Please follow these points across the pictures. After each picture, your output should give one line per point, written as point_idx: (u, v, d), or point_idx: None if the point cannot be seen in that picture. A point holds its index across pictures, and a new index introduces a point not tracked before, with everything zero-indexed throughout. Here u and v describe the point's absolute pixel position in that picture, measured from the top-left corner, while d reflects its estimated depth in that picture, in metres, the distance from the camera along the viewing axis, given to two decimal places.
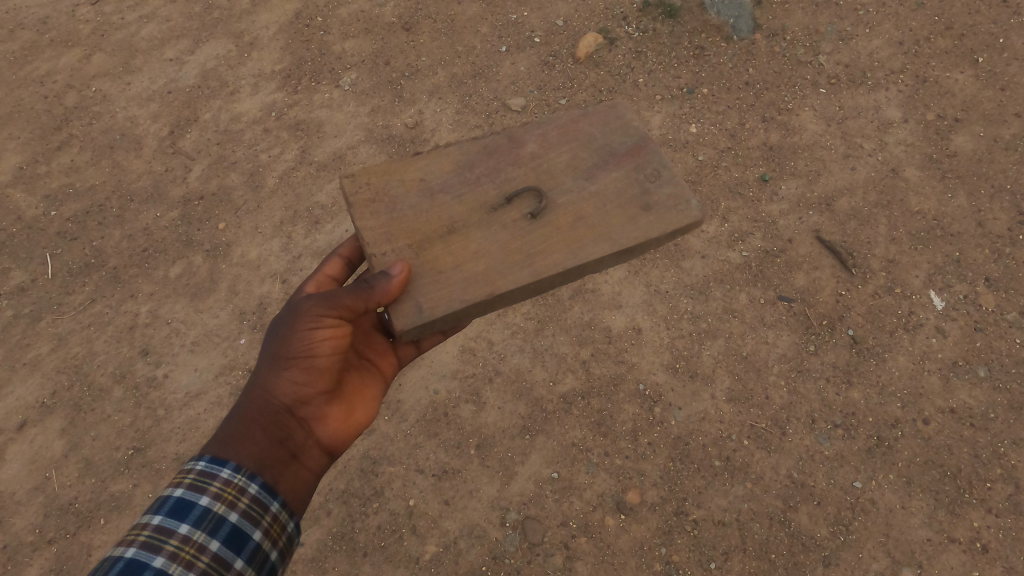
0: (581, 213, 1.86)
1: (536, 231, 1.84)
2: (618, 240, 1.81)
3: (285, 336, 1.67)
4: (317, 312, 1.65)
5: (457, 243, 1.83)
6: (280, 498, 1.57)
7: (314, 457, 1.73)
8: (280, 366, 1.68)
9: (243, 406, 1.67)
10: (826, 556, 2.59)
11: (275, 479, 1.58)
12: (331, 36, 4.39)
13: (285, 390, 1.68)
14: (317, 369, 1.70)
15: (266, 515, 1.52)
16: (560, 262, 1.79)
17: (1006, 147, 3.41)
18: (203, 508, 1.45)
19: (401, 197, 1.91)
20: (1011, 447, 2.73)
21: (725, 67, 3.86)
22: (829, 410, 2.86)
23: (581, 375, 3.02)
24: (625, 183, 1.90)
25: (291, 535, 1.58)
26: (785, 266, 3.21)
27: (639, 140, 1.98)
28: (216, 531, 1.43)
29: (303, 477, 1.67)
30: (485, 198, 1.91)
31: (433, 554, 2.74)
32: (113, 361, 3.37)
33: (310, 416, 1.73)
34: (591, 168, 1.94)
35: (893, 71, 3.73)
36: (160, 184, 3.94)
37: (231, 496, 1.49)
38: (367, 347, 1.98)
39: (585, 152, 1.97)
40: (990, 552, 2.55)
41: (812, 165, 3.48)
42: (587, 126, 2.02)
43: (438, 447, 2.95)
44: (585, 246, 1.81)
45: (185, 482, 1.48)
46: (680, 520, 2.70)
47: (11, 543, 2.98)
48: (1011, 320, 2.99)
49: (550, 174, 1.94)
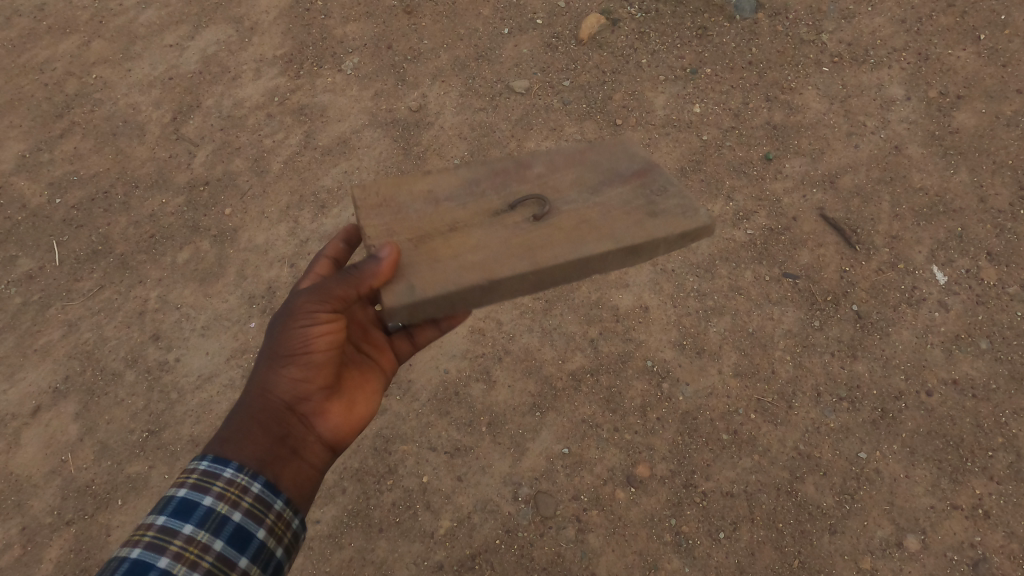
0: (585, 217, 1.92)
1: (540, 230, 1.89)
2: (621, 238, 1.86)
3: (280, 333, 1.68)
4: (310, 307, 1.68)
5: (458, 238, 1.88)
6: (283, 495, 1.55)
7: (316, 452, 1.72)
8: (277, 363, 1.69)
9: (243, 405, 1.67)
10: (832, 525, 2.66)
11: (277, 476, 1.57)
12: (333, 20, 4.37)
13: (285, 387, 1.69)
14: (316, 364, 1.71)
15: (270, 513, 1.50)
16: (562, 254, 1.83)
17: (1008, 123, 3.43)
18: (206, 508, 1.44)
19: (406, 203, 1.97)
20: (1012, 416, 2.79)
21: (728, 47, 3.87)
22: (835, 383, 2.91)
23: (590, 354, 3.06)
24: (630, 196, 1.97)
25: (297, 532, 1.57)
26: (790, 243, 3.24)
27: (645, 163, 2.07)
28: (220, 530, 1.42)
29: (305, 473, 1.65)
30: (489, 205, 1.97)
31: (447, 529, 2.80)
32: (124, 346, 3.40)
33: (311, 412, 1.73)
34: (597, 184, 2.01)
35: (895, 49, 3.75)
36: (164, 170, 3.94)
37: (234, 495, 1.47)
38: (366, 342, 1.99)
39: (591, 171, 2.05)
40: (991, 517, 2.61)
41: (815, 143, 3.50)
42: (593, 152, 2.11)
43: (449, 425, 2.99)
44: (588, 242, 1.85)
45: (188, 482, 1.47)
46: (689, 492, 2.75)
47: (31, 525, 3.02)
48: (1012, 293, 3.03)
49: (555, 188, 2.01)
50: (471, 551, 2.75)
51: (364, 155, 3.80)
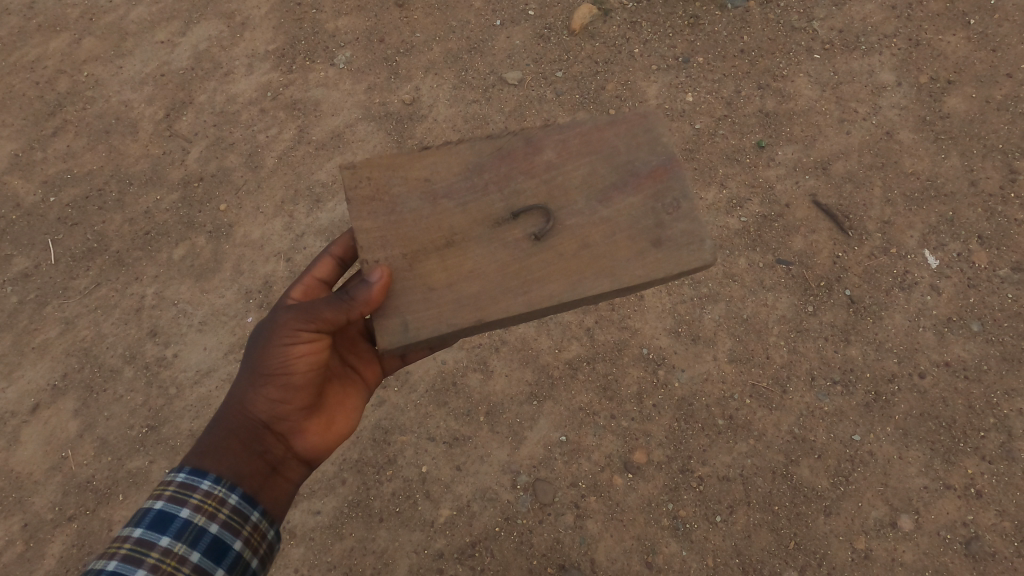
0: (587, 239, 1.81)
1: (539, 255, 1.80)
2: (620, 276, 1.77)
3: (261, 350, 1.66)
4: (294, 327, 1.64)
5: (454, 258, 1.81)
6: (260, 508, 1.60)
7: (293, 468, 1.75)
8: (257, 381, 1.67)
9: (221, 418, 1.68)
10: (827, 506, 2.69)
11: (255, 489, 1.61)
12: (324, 14, 4.36)
13: (263, 406, 1.68)
14: (295, 386, 1.69)
15: (246, 525, 1.55)
16: (558, 292, 1.75)
17: (998, 108, 3.46)
18: (183, 520, 1.47)
19: (403, 198, 1.88)
20: (1003, 397, 2.83)
21: (720, 35, 3.87)
22: (828, 367, 2.94)
23: (586, 342, 3.08)
24: (639, 213, 1.84)
25: (272, 542, 1.61)
26: (783, 230, 3.26)
27: (664, 161, 1.90)
28: (197, 542, 1.46)
29: (281, 488, 1.69)
30: (489, 211, 1.87)
31: (447, 518, 2.82)
32: (122, 342, 3.41)
33: (289, 430, 1.73)
34: (607, 189, 1.88)
35: (886, 35, 3.76)
36: (158, 167, 3.93)
37: (212, 507, 1.51)
38: (352, 354, 1.97)
39: (605, 168, 1.91)
40: (983, 496, 2.65)
41: (808, 130, 3.52)
42: (612, 137, 1.94)
43: (447, 415, 3.01)
44: (587, 277, 1.77)
45: (165, 494, 1.51)
46: (686, 477, 2.78)
47: (33, 521, 3.03)
48: (1002, 276, 3.07)
49: (563, 191, 1.88)
50: (471, 539, 2.78)
51: (358, 149, 3.81)
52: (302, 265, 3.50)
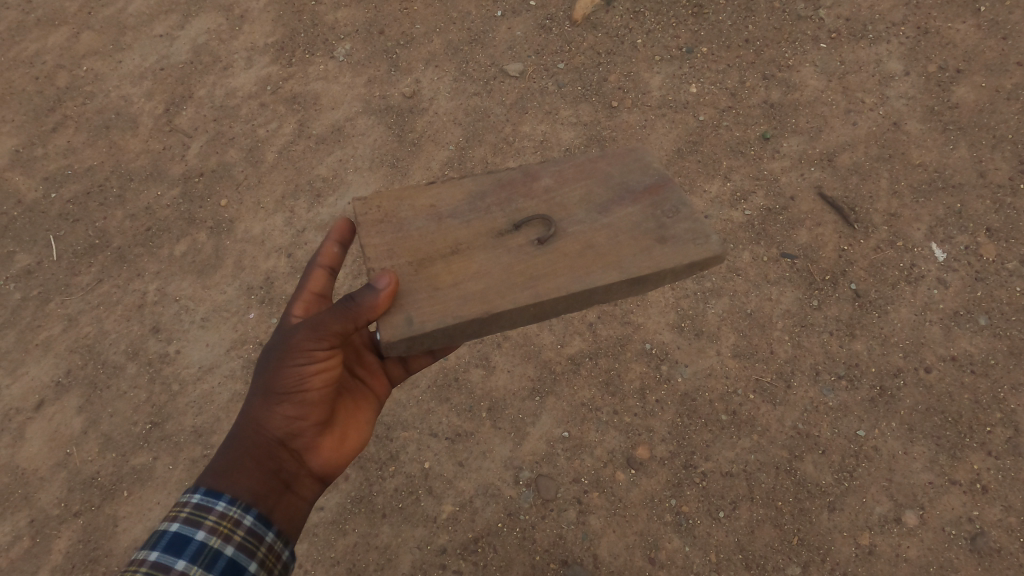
0: (592, 242, 1.82)
1: (544, 257, 1.80)
2: (628, 269, 1.75)
3: (274, 369, 1.64)
4: (307, 345, 1.63)
5: (460, 262, 1.81)
6: (275, 528, 1.57)
7: (308, 485, 1.71)
8: (272, 400, 1.65)
9: (236, 438, 1.66)
10: (831, 502, 2.67)
11: (270, 509, 1.58)
12: (323, 6, 4.32)
13: (279, 424, 1.66)
14: (310, 402, 1.68)
15: (261, 546, 1.53)
16: (566, 285, 1.74)
17: (1008, 96, 3.39)
18: (199, 543, 1.46)
19: (408, 220, 1.90)
20: (1011, 392, 2.79)
21: (725, 25, 3.81)
22: (833, 362, 2.92)
23: (588, 338, 3.07)
24: (638, 220, 1.85)
25: (287, 562, 1.59)
26: (787, 223, 3.22)
27: (658, 180, 1.94)
28: (212, 565, 1.44)
29: (296, 505, 1.66)
30: (492, 225, 1.88)
31: (449, 514, 2.82)
32: (124, 339, 3.41)
33: (304, 447, 1.70)
34: (605, 203, 1.89)
35: (894, 23, 3.70)
36: (158, 162, 3.92)
37: (227, 529, 1.49)
38: (359, 366, 1.97)
39: (601, 189, 1.94)
40: (989, 492, 2.63)
41: (813, 121, 3.47)
42: (605, 166, 1.98)
43: (449, 411, 3.01)
44: (595, 271, 1.76)
45: (181, 516, 1.49)
46: (689, 473, 2.77)
47: (39, 517, 3.05)
48: (1011, 269, 3.02)
49: (562, 206, 1.90)
50: (473, 535, 2.77)
51: (358, 143, 3.77)
52: (302, 260, 3.47)
